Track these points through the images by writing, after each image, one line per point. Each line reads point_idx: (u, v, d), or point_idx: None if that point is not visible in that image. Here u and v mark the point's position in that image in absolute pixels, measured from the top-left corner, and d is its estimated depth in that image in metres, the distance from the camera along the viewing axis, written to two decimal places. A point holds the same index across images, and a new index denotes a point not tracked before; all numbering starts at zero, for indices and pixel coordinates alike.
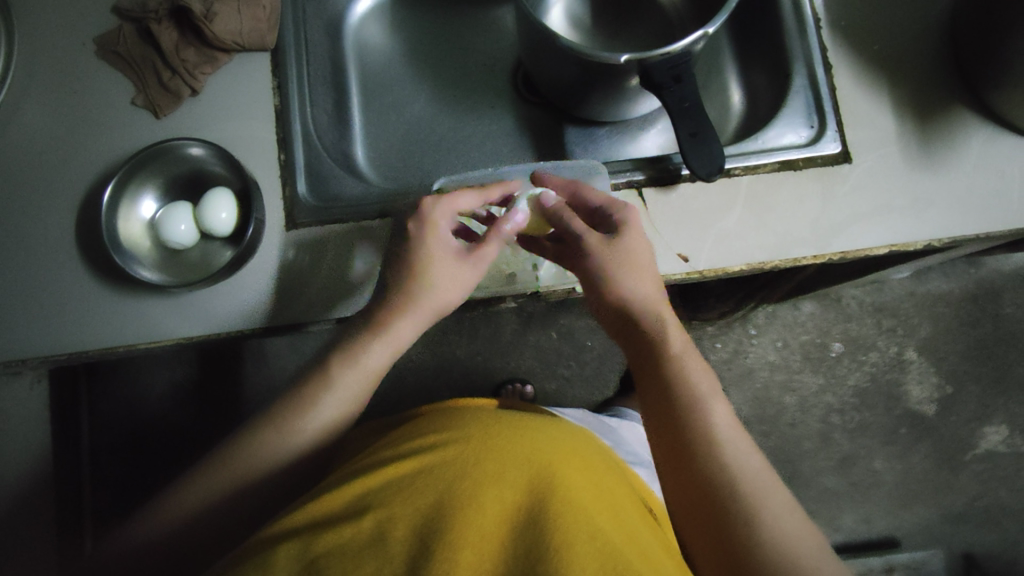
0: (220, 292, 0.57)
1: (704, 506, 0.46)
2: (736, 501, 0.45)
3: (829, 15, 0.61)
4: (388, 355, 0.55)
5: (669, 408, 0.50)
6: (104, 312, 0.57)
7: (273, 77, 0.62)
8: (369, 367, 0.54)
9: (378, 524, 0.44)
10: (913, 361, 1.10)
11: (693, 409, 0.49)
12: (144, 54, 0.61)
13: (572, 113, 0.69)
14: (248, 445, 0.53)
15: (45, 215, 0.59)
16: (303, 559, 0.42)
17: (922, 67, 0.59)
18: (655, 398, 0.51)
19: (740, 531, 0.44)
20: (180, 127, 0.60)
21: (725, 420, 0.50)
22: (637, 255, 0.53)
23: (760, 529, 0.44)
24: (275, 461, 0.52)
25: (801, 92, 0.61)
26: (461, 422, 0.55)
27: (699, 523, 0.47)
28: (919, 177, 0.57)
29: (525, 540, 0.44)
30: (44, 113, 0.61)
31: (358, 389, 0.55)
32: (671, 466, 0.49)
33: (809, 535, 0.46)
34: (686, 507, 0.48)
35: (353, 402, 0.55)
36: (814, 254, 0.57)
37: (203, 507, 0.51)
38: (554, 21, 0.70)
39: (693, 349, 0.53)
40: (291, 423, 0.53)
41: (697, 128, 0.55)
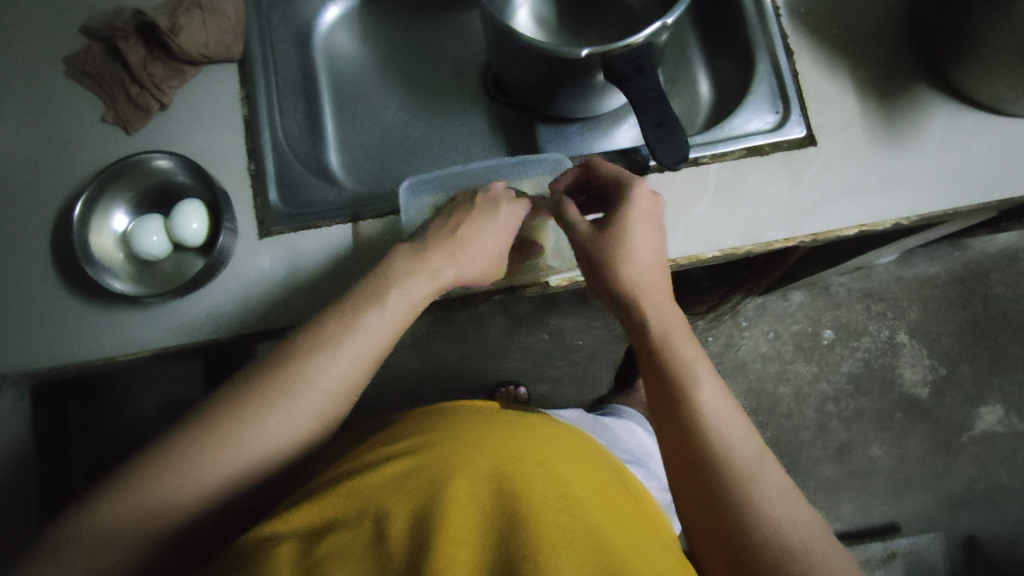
0: (194, 301, 0.57)
1: (694, 489, 0.45)
2: (730, 480, 0.43)
3: (788, 2, 0.62)
4: (388, 326, 0.51)
5: (671, 384, 0.47)
6: (80, 326, 0.57)
7: (241, 88, 0.62)
8: (374, 330, 0.50)
9: (371, 526, 0.44)
10: (905, 344, 1.10)
11: (690, 393, 0.46)
12: (113, 71, 0.62)
13: (542, 111, 0.70)
14: (219, 428, 0.46)
15: (19, 234, 0.59)
16: (303, 562, 0.42)
17: (883, 48, 0.60)
18: (657, 376, 0.48)
19: (738, 513, 0.42)
20: (150, 141, 0.61)
21: (721, 404, 0.47)
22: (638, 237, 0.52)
23: (766, 510, 0.42)
24: (256, 456, 0.46)
25: (766, 79, 0.61)
26: (454, 422, 0.55)
27: (693, 510, 0.45)
28: (885, 156, 0.57)
29: (513, 540, 0.43)
30: (17, 133, 0.61)
31: (357, 365, 0.49)
32: (673, 453, 0.46)
33: (818, 531, 0.42)
34: (686, 494, 0.46)
35: (354, 373, 0.49)
36: (786, 237, 0.57)
37: (170, 506, 0.44)
38: (521, 22, 0.71)
39: (690, 334, 0.50)
40: (273, 408, 0.47)
41: (662, 118, 0.56)
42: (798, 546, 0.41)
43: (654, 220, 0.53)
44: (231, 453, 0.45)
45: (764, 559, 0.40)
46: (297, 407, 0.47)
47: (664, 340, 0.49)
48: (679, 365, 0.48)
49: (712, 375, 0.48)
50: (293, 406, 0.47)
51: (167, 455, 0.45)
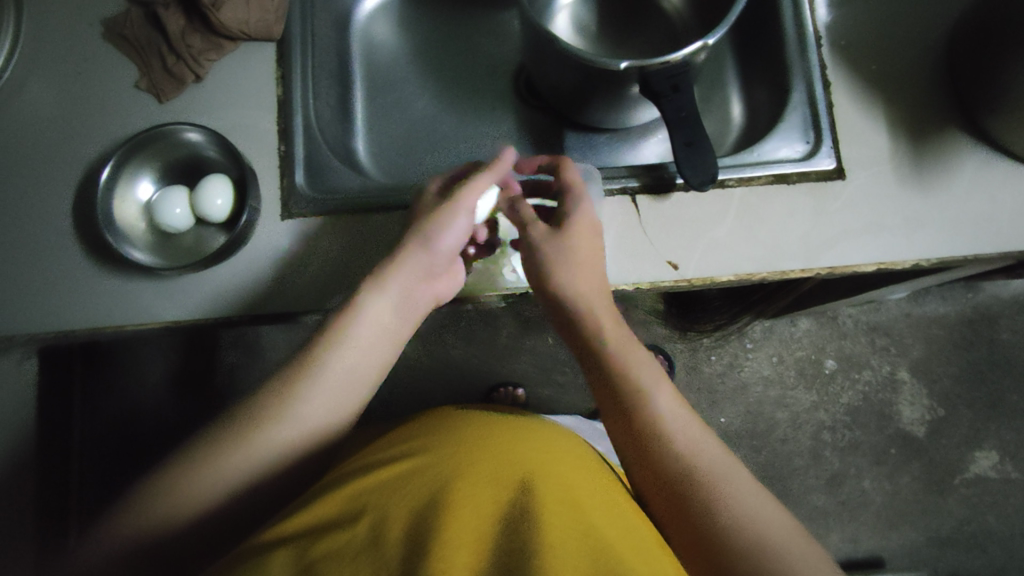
0: (212, 276, 0.57)
1: (674, 506, 0.46)
2: (700, 492, 0.45)
3: (829, 33, 0.62)
4: (373, 321, 0.53)
5: (622, 407, 0.50)
6: (97, 294, 0.57)
7: (277, 68, 0.62)
8: (367, 328, 0.53)
9: (372, 523, 0.45)
10: (906, 381, 1.11)
11: (640, 407, 0.49)
12: (150, 38, 0.62)
13: (572, 118, 0.70)
14: (223, 443, 0.49)
15: (44, 192, 0.59)
16: (300, 563, 0.42)
17: (919, 89, 0.60)
18: (612, 399, 0.51)
19: (722, 527, 0.43)
20: (182, 112, 0.61)
21: (677, 414, 0.49)
22: (581, 253, 0.53)
23: (733, 521, 0.43)
24: (255, 469, 0.49)
25: (799, 108, 0.61)
26: (453, 426, 0.55)
27: (676, 528, 0.46)
28: (911, 197, 0.57)
29: (510, 543, 0.43)
30: (50, 92, 0.61)
31: (343, 371, 0.52)
32: (639, 467, 0.48)
33: (795, 540, 0.43)
34: (667, 511, 0.46)
35: (348, 396, 0.52)
36: (803, 268, 0.57)
37: (181, 517, 0.48)
38: (559, 27, 0.70)
39: (649, 358, 0.52)
40: (269, 422, 0.50)
41: (692, 137, 0.56)
42: (778, 549, 0.42)
43: (597, 233, 0.54)
44: (234, 464, 0.48)
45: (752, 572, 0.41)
46: (297, 416, 0.50)
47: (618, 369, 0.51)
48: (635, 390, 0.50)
49: (661, 381, 0.51)
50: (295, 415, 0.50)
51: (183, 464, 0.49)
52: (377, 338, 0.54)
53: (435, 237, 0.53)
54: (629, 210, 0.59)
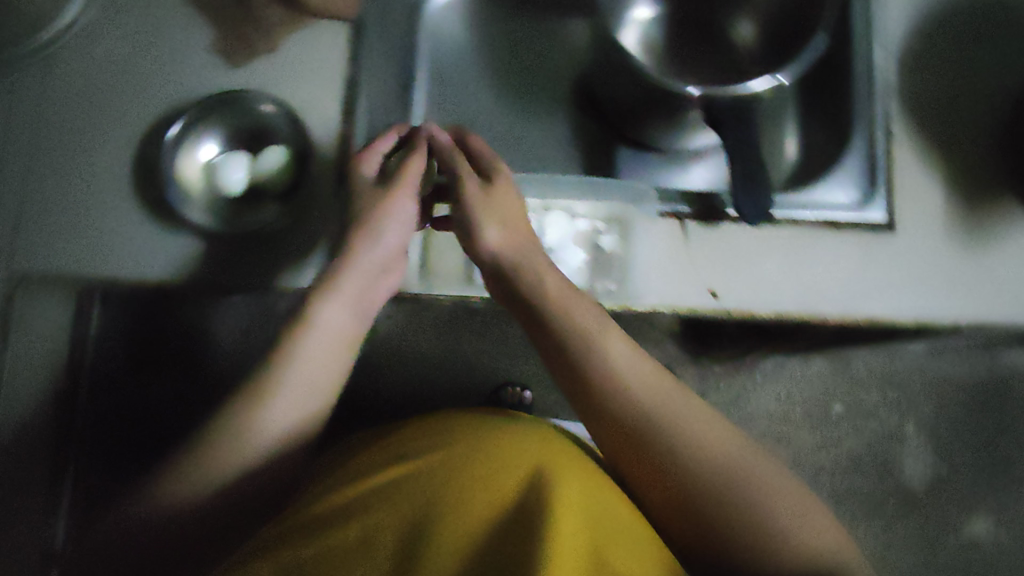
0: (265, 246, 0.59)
1: (644, 467, 0.53)
2: (702, 497, 0.50)
3: (900, 84, 0.62)
4: (341, 313, 0.58)
5: (588, 390, 0.55)
6: (150, 247, 0.58)
7: (349, 48, 0.63)
8: (331, 323, 0.57)
9: (362, 528, 0.47)
10: (911, 436, 1.11)
11: (607, 382, 0.55)
12: (228, 3, 0.62)
13: (627, 133, 0.71)
14: (219, 439, 0.52)
15: (106, 141, 0.60)
16: (294, 562, 0.45)
17: (978, 153, 0.60)
18: (609, 427, 0.55)
19: (727, 524, 0.49)
20: (250, 79, 0.61)
21: (643, 382, 0.56)
22: (507, 208, 0.59)
23: (734, 493, 0.50)
24: (249, 460, 0.52)
25: (858, 155, 0.61)
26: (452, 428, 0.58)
27: (682, 535, 0.51)
28: (955, 259, 0.58)
29: (503, 546, 0.45)
30: (122, 42, 0.62)
31: (323, 364, 0.57)
32: (607, 433, 0.55)
33: (784, 499, 0.52)
34: (663, 494, 0.52)
35: (333, 370, 0.58)
36: (840, 315, 0.58)
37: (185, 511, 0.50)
38: (629, 39, 0.70)
39: (614, 331, 0.58)
40: (261, 415, 0.53)
41: (748, 172, 0.57)
42: (772, 509, 0.50)
43: (515, 197, 0.60)
44: (231, 457, 0.51)
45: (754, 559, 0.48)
46: (280, 403, 0.54)
47: (583, 345, 0.56)
48: (603, 365, 0.55)
49: (635, 355, 0.58)
50: (280, 403, 0.54)
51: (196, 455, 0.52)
52: (342, 334, 0.58)
53: (385, 234, 0.58)
54: (676, 234, 0.59)
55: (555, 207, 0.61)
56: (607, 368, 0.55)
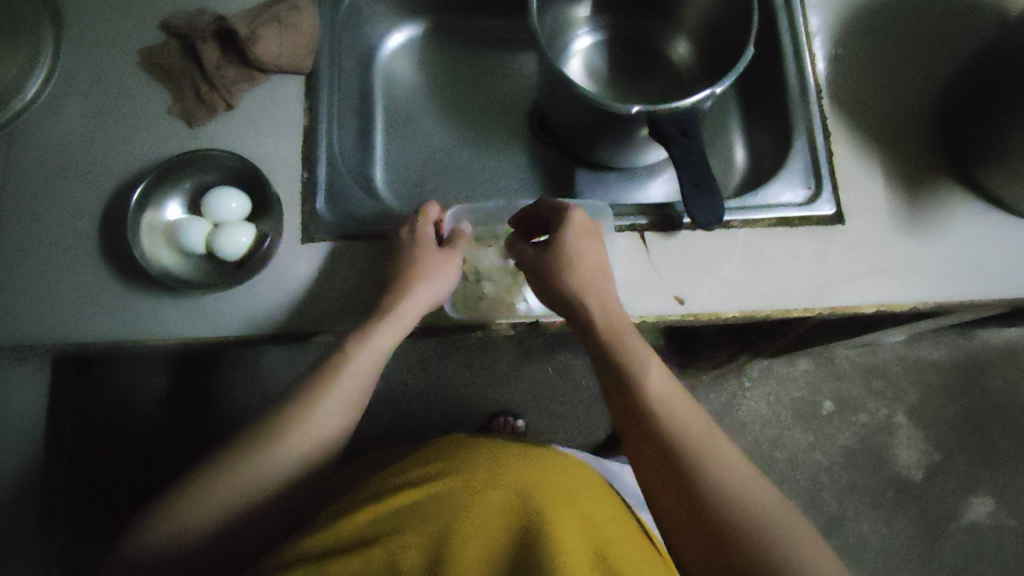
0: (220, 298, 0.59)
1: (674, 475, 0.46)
2: (687, 460, 0.46)
3: (831, 88, 0.65)
4: (393, 338, 0.56)
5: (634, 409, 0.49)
6: (145, 308, 0.59)
7: (305, 99, 0.65)
8: (379, 346, 0.55)
9: (387, 555, 0.48)
10: (902, 425, 1.11)
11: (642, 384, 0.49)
12: (185, 68, 0.65)
13: (582, 156, 0.73)
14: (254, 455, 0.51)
15: (73, 211, 0.61)
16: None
17: (912, 140, 0.63)
18: (624, 410, 0.49)
19: (721, 520, 0.44)
20: (211, 139, 0.64)
21: (660, 378, 0.50)
22: (584, 257, 0.55)
23: (743, 498, 0.45)
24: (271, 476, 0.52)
25: (802, 155, 0.64)
26: (468, 454, 0.59)
27: (658, 483, 0.47)
28: (907, 242, 0.60)
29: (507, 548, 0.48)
30: (84, 116, 0.64)
31: (349, 395, 0.55)
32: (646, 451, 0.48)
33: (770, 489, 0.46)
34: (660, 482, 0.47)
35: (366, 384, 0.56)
36: (806, 307, 0.59)
37: (224, 517, 0.51)
38: (573, 69, 0.74)
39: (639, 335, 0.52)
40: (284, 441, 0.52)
41: (700, 179, 0.58)
42: (739, 487, 0.45)
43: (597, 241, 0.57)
44: (270, 465, 0.51)
45: (742, 543, 0.43)
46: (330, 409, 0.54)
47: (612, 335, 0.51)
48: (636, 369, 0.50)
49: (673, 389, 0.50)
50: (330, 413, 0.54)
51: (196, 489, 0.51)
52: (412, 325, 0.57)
53: (433, 274, 0.59)
54: (638, 246, 0.61)
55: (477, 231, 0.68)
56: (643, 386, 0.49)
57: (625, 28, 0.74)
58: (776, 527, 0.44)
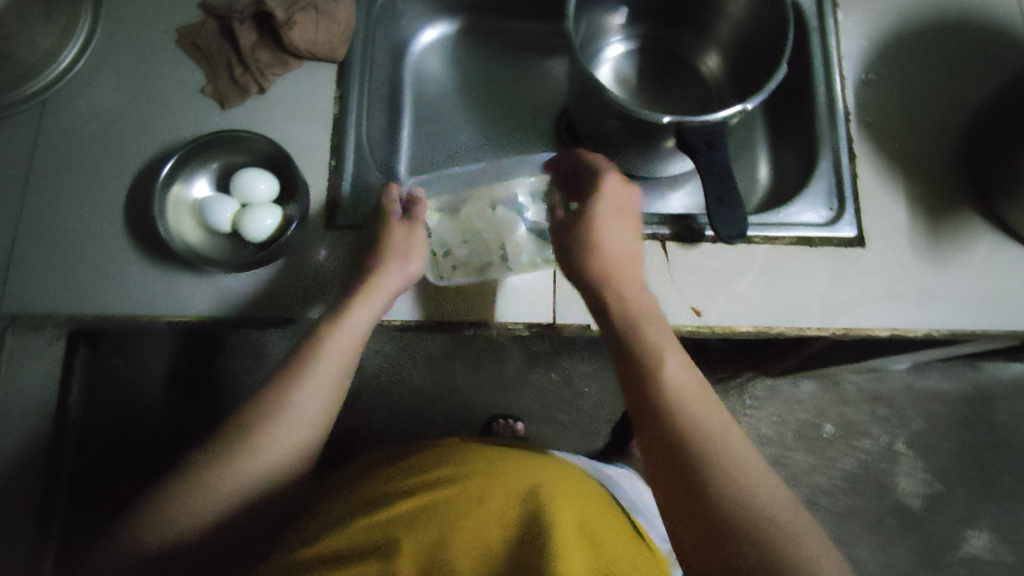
0: (240, 280, 0.59)
1: (679, 477, 0.45)
2: (694, 463, 0.45)
3: (859, 111, 0.65)
4: (372, 316, 0.55)
5: (645, 404, 0.48)
6: (168, 287, 0.59)
7: (336, 88, 0.66)
8: (353, 327, 0.54)
9: (379, 563, 0.45)
10: (904, 454, 1.11)
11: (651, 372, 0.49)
12: (221, 49, 0.65)
13: (607, 163, 0.73)
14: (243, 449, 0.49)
15: (102, 184, 0.62)
16: None
17: (937, 169, 0.63)
18: (644, 410, 0.48)
19: (727, 519, 0.43)
20: (241, 121, 0.64)
21: (671, 362, 0.50)
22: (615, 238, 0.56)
23: (750, 505, 0.43)
24: (259, 471, 0.49)
25: (826, 175, 0.64)
26: (464, 460, 0.57)
27: (667, 485, 0.46)
28: (924, 269, 0.60)
29: (513, 544, 0.48)
30: (118, 91, 0.65)
31: (333, 376, 0.53)
32: (654, 446, 0.47)
33: (776, 494, 0.45)
34: (667, 483, 0.46)
35: (346, 363, 0.54)
36: (820, 327, 0.59)
37: (209, 518, 0.48)
38: (603, 76, 0.75)
39: (656, 324, 0.53)
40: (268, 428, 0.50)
41: (724, 192, 0.59)
42: (749, 497, 0.44)
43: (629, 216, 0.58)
44: (256, 464, 0.49)
45: (751, 552, 0.41)
46: (309, 396, 0.51)
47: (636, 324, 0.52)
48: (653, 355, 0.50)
49: (683, 375, 0.49)
50: (307, 399, 0.51)
51: (180, 489, 0.48)
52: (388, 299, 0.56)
53: (409, 255, 0.57)
54: (658, 255, 0.61)
55: (470, 206, 0.69)
56: (659, 376, 0.49)
57: (657, 39, 0.75)
58: (783, 527, 0.43)
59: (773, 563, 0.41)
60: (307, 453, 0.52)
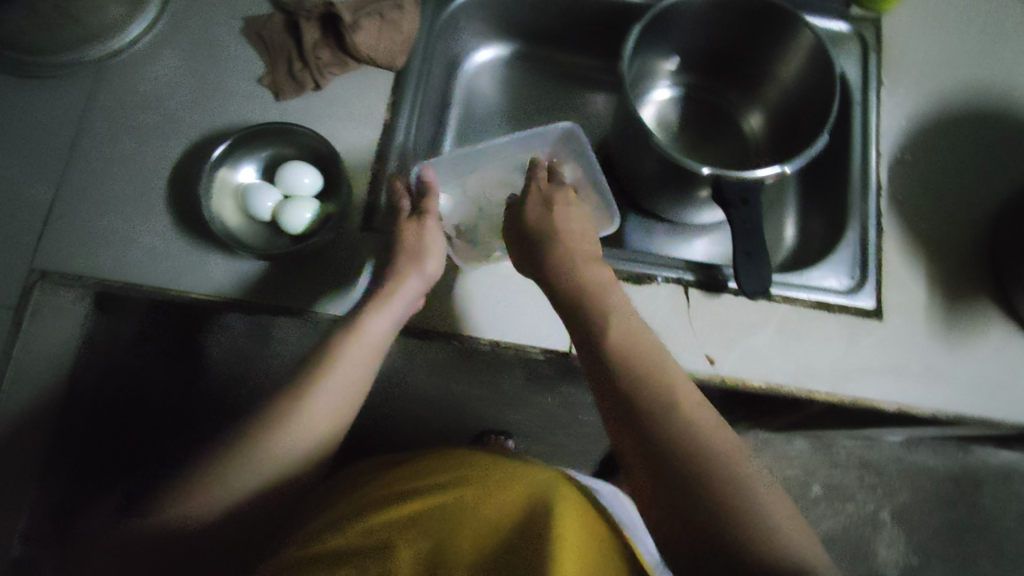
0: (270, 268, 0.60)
1: (632, 430, 0.45)
2: (651, 415, 0.44)
3: (891, 188, 0.67)
4: (392, 321, 0.55)
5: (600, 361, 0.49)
6: (202, 262, 0.60)
7: (390, 95, 0.67)
8: (373, 328, 0.54)
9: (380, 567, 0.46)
10: (886, 524, 1.12)
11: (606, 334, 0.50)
12: (284, 43, 0.67)
13: (639, 202, 0.75)
14: (252, 448, 0.48)
15: (150, 155, 0.63)
16: None
17: (960, 254, 0.65)
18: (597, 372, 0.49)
19: (705, 487, 0.40)
20: (293, 114, 0.66)
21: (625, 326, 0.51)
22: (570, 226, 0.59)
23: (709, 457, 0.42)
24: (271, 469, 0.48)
25: (851, 245, 0.65)
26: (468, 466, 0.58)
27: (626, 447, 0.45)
28: (937, 350, 0.62)
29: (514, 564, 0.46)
30: (179, 68, 0.66)
31: (353, 380, 0.52)
32: (610, 408, 0.47)
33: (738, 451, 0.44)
34: (626, 442, 0.45)
35: (366, 364, 0.53)
36: (828, 391, 0.61)
37: (217, 516, 0.47)
38: (646, 116, 0.77)
39: (620, 301, 0.54)
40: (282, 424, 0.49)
41: (753, 249, 0.60)
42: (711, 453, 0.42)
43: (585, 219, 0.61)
44: (266, 465, 0.48)
45: (710, 499, 0.40)
46: (325, 396, 0.50)
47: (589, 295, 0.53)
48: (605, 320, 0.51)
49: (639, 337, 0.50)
50: (324, 401, 0.50)
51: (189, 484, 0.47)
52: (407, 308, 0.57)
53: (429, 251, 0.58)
54: (679, 299, 0.63)
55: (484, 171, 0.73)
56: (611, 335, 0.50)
57: (703, 90, 0.77)
58: (741, 479, 0.41)
59: (731, 510, 0.39)
60: (320, 453, 0.51)
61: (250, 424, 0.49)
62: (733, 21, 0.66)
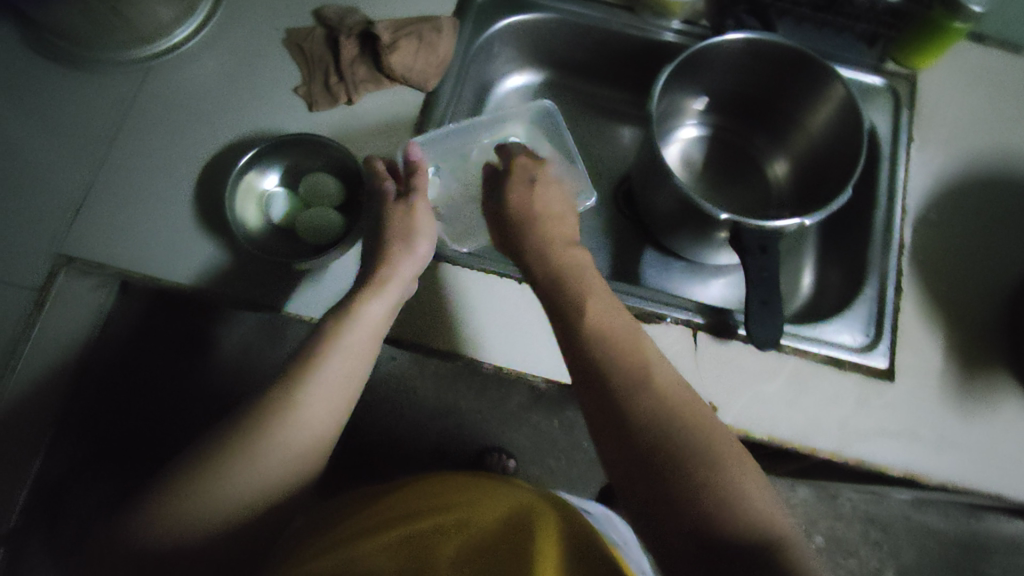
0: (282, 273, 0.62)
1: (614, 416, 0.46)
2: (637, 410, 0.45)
3: (914, 247, 0.66)
4: (383, 313, 0.56)
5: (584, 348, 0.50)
6: (222, 262, 0.62)
7: (420, 114, 0.69)
8: (366, 324, 0.55)
9: None
10: None
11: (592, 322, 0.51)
12: (322, 56, 0.69)
13: (656, 238, 0.75)
14: (247, 453, 0.48)
15: (183, 154, 0.65)
16: None
17: (980, 320, 0.64)
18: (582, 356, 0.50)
19: (686, 477, 0.42)
20: (324, 125, 0.67)
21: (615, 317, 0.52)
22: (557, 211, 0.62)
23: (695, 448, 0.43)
24: (260, 475, 0.47)
25: (868, 301, 0.65)
26: (460, 489, 0.58)
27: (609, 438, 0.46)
28: (949, 416, 0.60)
29: None
30: (220, 73, 0.68)
31: (341, 374, 0.53)
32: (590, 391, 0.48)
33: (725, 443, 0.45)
34: (604, 427, 0.47)
35: (357, 361, 0.54)
36: (834, 450, 0.59)
37: (203, 528, 0.45)
38: (671, 155, 0.77)
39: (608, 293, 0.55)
40: (274, 423, 0.49)
41: (767, 297, 0.60)
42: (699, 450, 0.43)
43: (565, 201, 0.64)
44: (253, 468, 0.47)
45: (693, 486, 0.41)
46: (316, 393, 0.51)
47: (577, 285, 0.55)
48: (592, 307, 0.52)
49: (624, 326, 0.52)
50: (315, 397, 0.51)
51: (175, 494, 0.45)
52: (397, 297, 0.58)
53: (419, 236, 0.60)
54: (688, 342, 0.63)
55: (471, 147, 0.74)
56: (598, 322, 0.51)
57: (730, 132, 0.77)
58: (726, 467, 0.43)
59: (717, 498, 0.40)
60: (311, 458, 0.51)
61: (242, 429, 0.49)
62: (765, 67, 0.66)
